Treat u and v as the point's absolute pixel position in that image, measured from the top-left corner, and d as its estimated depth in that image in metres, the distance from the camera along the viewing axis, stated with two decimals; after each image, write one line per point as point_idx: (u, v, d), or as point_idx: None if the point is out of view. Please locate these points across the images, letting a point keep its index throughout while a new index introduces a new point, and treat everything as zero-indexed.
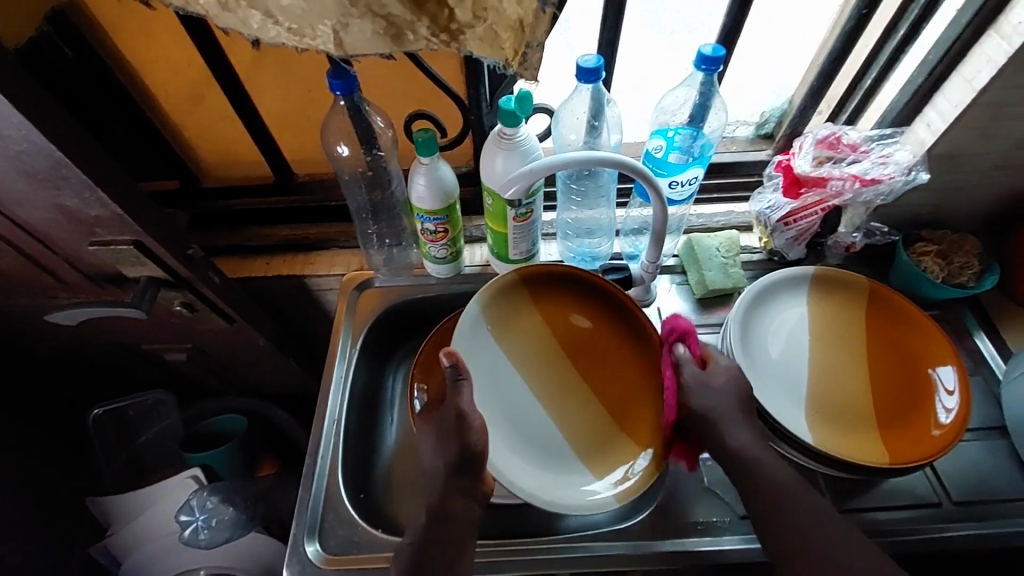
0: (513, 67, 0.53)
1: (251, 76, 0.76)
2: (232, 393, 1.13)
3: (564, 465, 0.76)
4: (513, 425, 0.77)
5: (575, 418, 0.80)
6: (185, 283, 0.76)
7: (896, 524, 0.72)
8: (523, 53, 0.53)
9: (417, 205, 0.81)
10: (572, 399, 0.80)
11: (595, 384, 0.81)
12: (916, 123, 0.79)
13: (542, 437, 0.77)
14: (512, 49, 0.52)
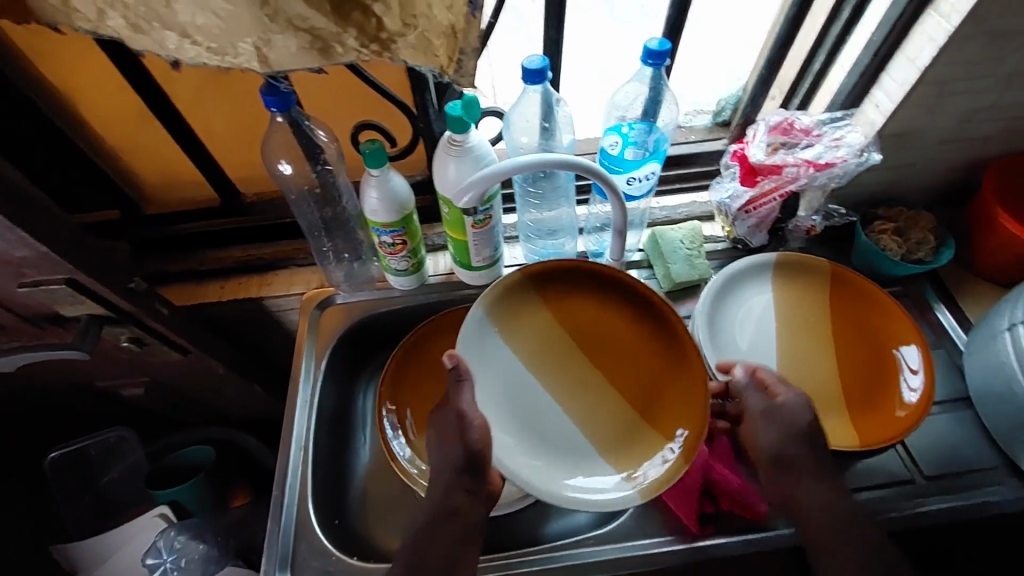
0: (449, 76, 0.51)
1: (182, 95, 0.72)
2: (198, 423, 1.09)
3: (583, 464, 0.70)
4: (529, 420, 0.71)
5: (600, 416, 0.74)
6: (130, 318, 0.72)
7: (872, 503, 0.73)
8: (459, 60, 0.50)
9: (372, 218, 0.78)
10: (597, 394, 0.74)
11: (624, 382, 0.75)
12: (865, 104, 0.79)
13: (560, 434, 0.72)
14: (446, 56, 0.49)
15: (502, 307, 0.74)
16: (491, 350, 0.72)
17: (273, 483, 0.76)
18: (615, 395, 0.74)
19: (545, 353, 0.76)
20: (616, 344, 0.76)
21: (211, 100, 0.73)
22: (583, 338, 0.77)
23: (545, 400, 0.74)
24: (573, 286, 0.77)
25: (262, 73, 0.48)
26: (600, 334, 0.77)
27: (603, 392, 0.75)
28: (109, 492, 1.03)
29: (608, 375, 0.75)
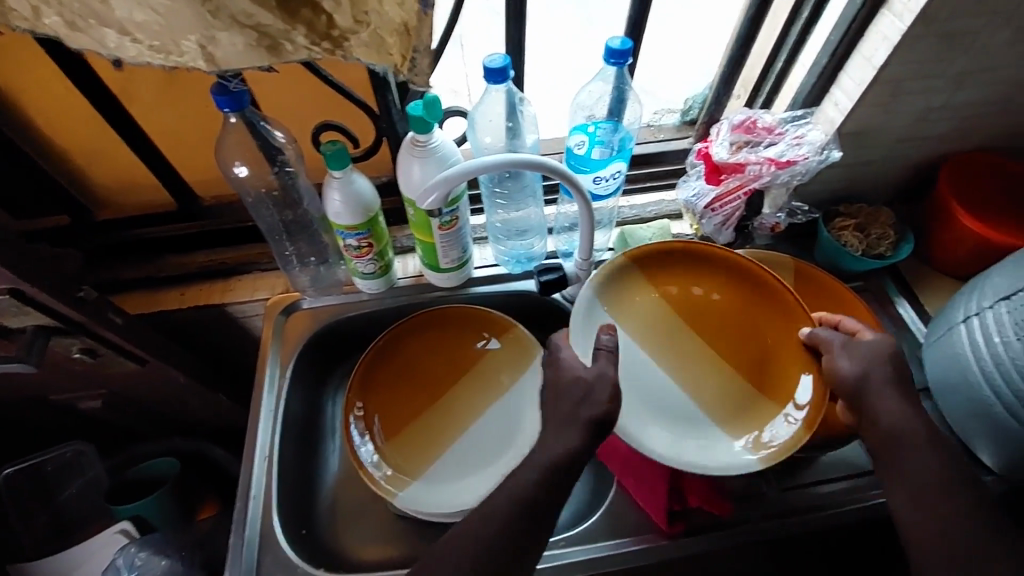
0: (403, 74, 0.50)
1: (130, 94, 0.69)
2: (162, 434, 1.06)
3: (698, 433, 0.70)
4: (640, 395, 0.72)
5: (708, 385, 0.74)
6: (80, 328, 0.69)
7: (837, 495, 0.74)
8: (412, 58, 0.49)
9: (335, 221, 0.77)
10: (708, 368, 0.74)
11: (733, 356, 0.74)
12: (825, 103, 0.81)
13: (683, 407, 0.72)
14: (400, 54, 0.48)
15: (610, 288, 0.76)
16: (603, 328, 0.74)
17: (236, 495, 0.74)
18: (729, 369, 0.74)
19: (654, 332, 0.76)
20: (722, 318, 0.76)
21: (161, 100, 0.70)
22: (691, 315, 0.77)
23: (660, 375, 0.74)
24: (670, 261, 0.78)
25: (209, 72, 0.46)
26: (707, 312, 0.77)
27: (716, 366, 0.74)
28: (67, 509, 0.99)
29: (722, 349, 0.75)
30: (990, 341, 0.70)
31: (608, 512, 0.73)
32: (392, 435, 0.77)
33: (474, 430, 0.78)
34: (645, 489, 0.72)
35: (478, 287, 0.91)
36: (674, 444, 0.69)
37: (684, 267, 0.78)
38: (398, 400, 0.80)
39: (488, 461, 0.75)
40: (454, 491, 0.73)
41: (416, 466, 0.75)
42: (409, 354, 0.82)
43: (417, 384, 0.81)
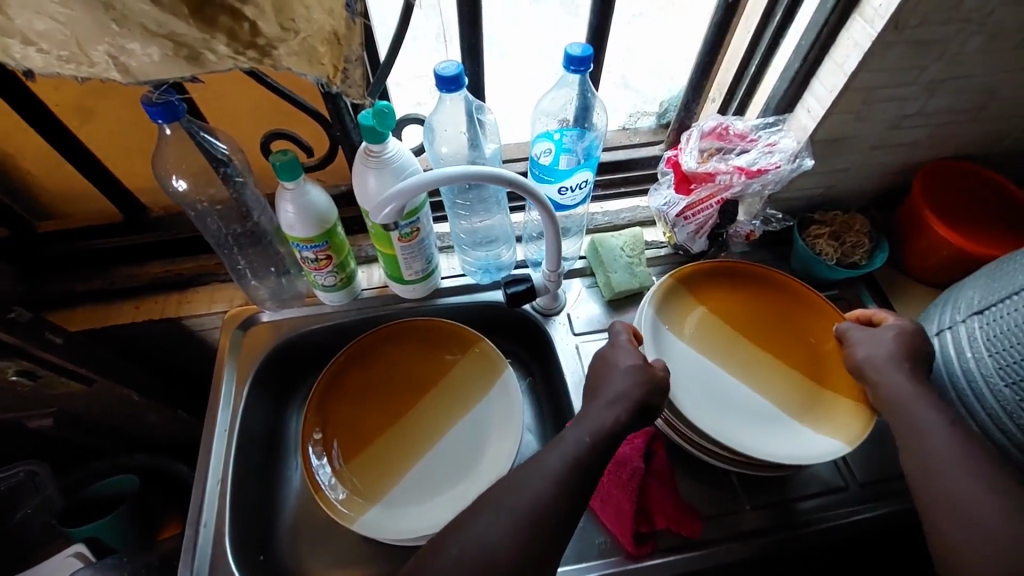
0: (336, 86, 0.47)
1: (61, 102, 0.65)
2: (123, 450, 1.02)
3: (780, 431, 0.71)
4: (709, 397, 0.73)
5: (772, 388, 0.74)
6: (15, 351, 0.65)
7: (810, 513, 0.72)
8: (345, 69, 0.47)
9: (289, 233, 0.73)
10: (765, 373, 0.76)
11: (780, 361, 0.77)
12: (798, 110, 0.79)
13: (751, 406, 0.73)
14: (332, 65, 0.46)
15: (663, 304, 0.79)
16: (666, 343, 0.76)
17: (186, 521, 0.71)
18: (785, 372, 0.76)
19: (711, 339, 0.78)
20: (769, 320, 0.79)
21: (99, 107, 0.66)
22: (742, 320, 0.79)
23: (726, 379, 0.75)
24: (710, 278, 0.82)
25: (125, 84, 0.42)
26: (754, 316, 0.80)
27: (777, 366, 0.76)
28: None
29: (777, 350, 0.77)
30: (961, 355, 0.67)
31: (574, 534, 0.70)
32: (354, 457, 0.74)
33: (441, 449, 0.75)
34: (613, 512, 0.69)
35: (445, 297, 0.88)
36: (759, 438, 0.70)
37: (724, 278, 0.82)
38: (367, 419, 0.77)
39: (447, 486, 0.72)
40: (417, 513, 0.70)
41: (374, 488, 0.72)
42: (378, 370, 0.80)
43: (385, 402, 0.78)
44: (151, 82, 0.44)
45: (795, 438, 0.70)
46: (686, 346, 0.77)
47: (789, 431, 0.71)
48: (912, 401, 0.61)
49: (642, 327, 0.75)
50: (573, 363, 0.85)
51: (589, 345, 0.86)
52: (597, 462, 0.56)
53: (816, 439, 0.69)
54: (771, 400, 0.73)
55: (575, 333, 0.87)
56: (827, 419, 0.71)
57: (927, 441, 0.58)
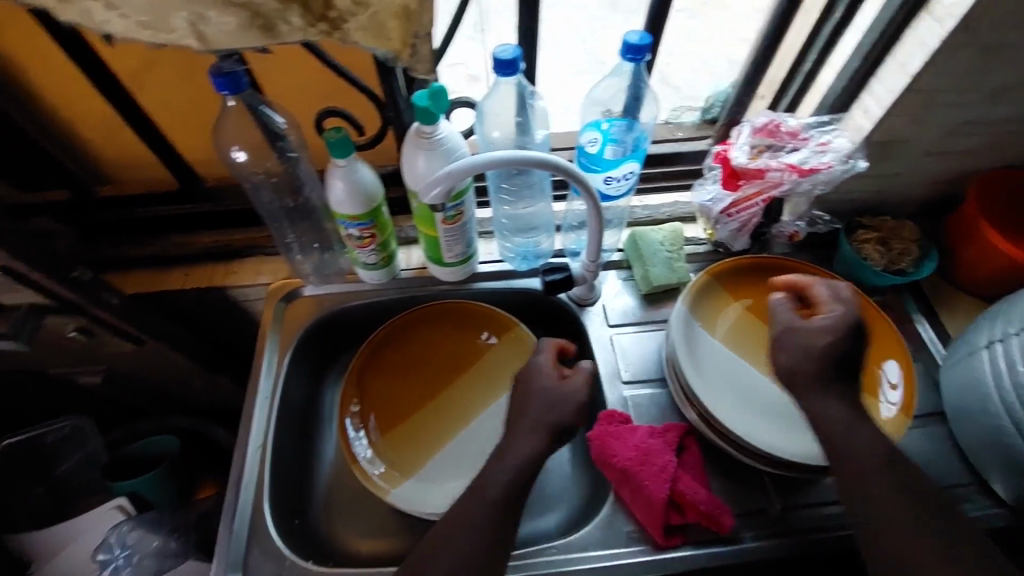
0: (404, 61, 0.48)
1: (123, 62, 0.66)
2: (165, 412, 1.06)
3: (811, 432, 0.70)
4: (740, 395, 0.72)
5: None
6: (77, 308, 0.68)
7: (841, 518, 0.71)
8: (413, 45, 0.47)
9: (337, 210, 0.75)
10: None
11: None
12: (854, 110, 0.77)
13: (784, 406, 0.72)
14: (400, 40, 0.46)
15: (698, 301, 0.78)
16: (698, 342, 0.75)
17: (228, 483, 0.73)
18: None
19: (745, 338, 0.76)
20: None
21: (167, 76, 0.68)
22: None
23: (756, 378, 0.73)
24: (746, 276, 0.80)
25: (200, 52, 0.44)
26: None
27: None
28: (66, 482, 1.00)
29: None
30: (1014, 369, 0.67)
31: (603, 520, 0.72)
32: (389, 433, 0.76)
33: (471, 430, 0.77)
34: (643, 504, 0.69)
35: (482, 282, 0.89)
36: (790, 439, 0.69)
37: (763, 276, 0.80)
38: (403, 399, 0.79)
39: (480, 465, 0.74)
40: (445, 491, 0.72)
41: (407, 464, 0.74)
42: (413, 352, 0.82)
43: (417, 381, 0.80)
44: (221, 51, 0.46)
45: (826, 441, 0.69)
46: (718, 344, 0.76)
47: (818, 434, 0.69)
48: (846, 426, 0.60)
49: (672, 325, 0.74)
50: (605, 353, 0.85)
51: (623, 337, 0.86)
52: None
53: (848, 442, 0.68)
54: None
55: (609, 325, 0.87)
56: (858, 422, 0.69)
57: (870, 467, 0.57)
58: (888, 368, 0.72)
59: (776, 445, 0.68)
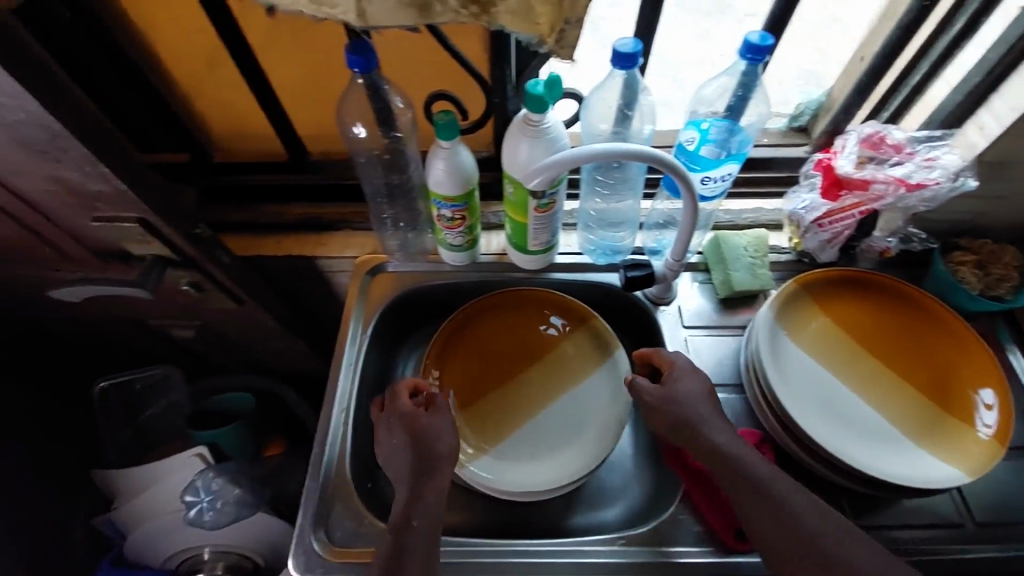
0: (548, 45, 0.49)
1: (258, 35, 0.70)
2: (242, 370, 1.12)
3: (899, 451, 0.68)
4: (825, 407, 0.71)
5: (895, 405, 0.72)
6: (193, 263, 0.73)
7: (914, 542, 0.69)
8: (561, 29, 0.48)
9: (434, 189, 0.76)
10: (887, 389, 0.73)
11: (905, 379, 0.73)
12: (967, 126, 0.75)
13: (870, 422, 0.71)
14: (549, 25, 0.47)
15: (784, 308, 0.77)
16: (782, 349, 0.74)
17: (315, 441, 0.78)
18: (909, 391, 0.72)
19: (831, 349, 0.75)
20: (897, 336, 0.76)
21: (292, 52, 0.72)
22: (866, 334, 0.76)
23: (841, 391, 0.73)
24: (834, 287, 0.79)
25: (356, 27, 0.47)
26: (882, 330, 0.76)
27: (901, 384, 0.73)
28: (150, 427, 1.07)
29: (904, 369, 0.74)
30: None
31: (670, 518, 0.73)
32: (466, 409, 0.78)
33: (544, 416, 0.79)
34: (715, 504, 0.71)
35: (558, 273, 0.90)
36: (877, 456, 0.68)
37: (852, 288, 0.79)
38: (479, 378, 0.81)
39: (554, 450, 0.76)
40: (519, 471, 0.74)
41: (483, 441, 0.76)
42: (489, 334, 0.84)
43: (493, 363, 0.82)
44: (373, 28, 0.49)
45: (914, 460, 0.68)
46: (803, 353, 0.75)
47: (906, 453, 0.68)
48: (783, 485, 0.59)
49: (758, 330, 0.74)
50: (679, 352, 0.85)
51: (698, 339, 0.85)
52: None
53: (937, 463, 0.67)
54: (890, 417, 0.71)
55: (683, 326, 0.86)
56: (948, 445, 0.68)
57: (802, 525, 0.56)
58: (983, 392, 0.70)
59: (862, 460, 0.67)
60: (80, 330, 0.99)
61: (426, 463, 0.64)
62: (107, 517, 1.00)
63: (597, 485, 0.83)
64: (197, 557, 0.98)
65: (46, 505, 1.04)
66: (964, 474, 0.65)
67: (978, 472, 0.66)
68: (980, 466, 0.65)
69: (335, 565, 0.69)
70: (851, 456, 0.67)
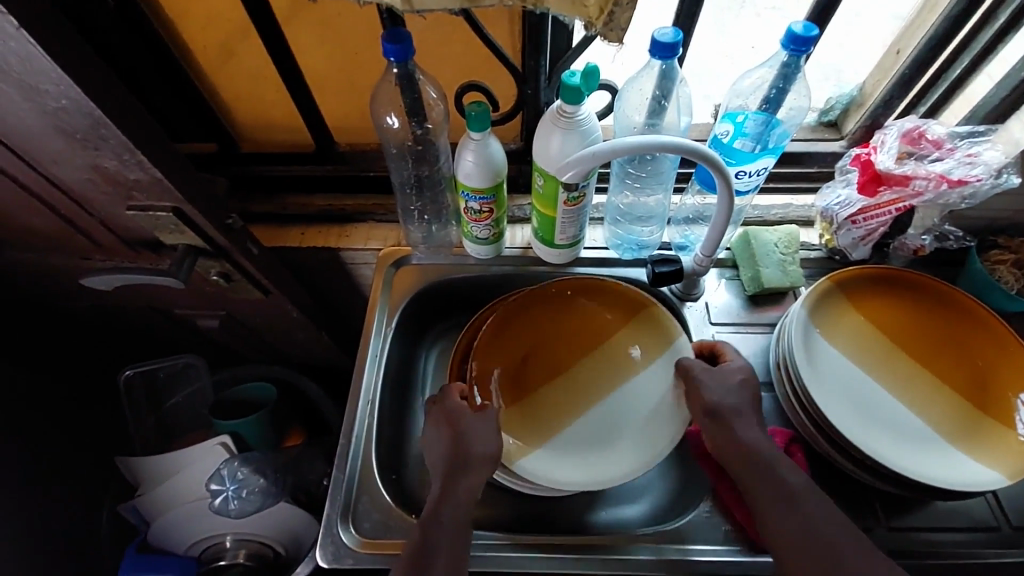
0: (596, 28, 0.48)
1: (291, 24, 0.69)
2: (263, 361, 1.12)
3: (935, 453, 0.67)
4: (859, 407, 0.70)
5: (931, 407, 0.70)
6: (223, 253, 0.73)
7: (950, 546, 0.68)
8: (610, 11, 0.47)
9: (462, 182, 0.75)
10: (922, 390, 0.71)
11: (941, 380, 0.72)
12: (1012, 121, 0.74)
13: (905, 423, 0.69)
14: (597, 7, 0.47)
15: (818, 306, 0.76)
16: (816, 348, 0.73)
17: (341, 432, 0.77)
18: (945, 392, 0.71)
19: (866, 349, 0.74)
20: (932, 335, 0.74)
21: (324, 42, 0.72)
22: (900, 334, 0.75)
23: (875, 391, 0.71)
24: (868, 286, 0.77)
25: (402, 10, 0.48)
26: (917, 329, 0.75)
27: (936, 385, 0.72)
28: (173, 415, 1.08)
29: (940, 370, 0.72)
30: None
31: (696, 517, 0.72)
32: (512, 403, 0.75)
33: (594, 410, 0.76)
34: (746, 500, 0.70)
35: (584, 267, 0.89)
36: (912, 457, 0.67)
37: (888, 288, 0.77)
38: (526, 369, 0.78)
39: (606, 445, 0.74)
40: (565, 468, 0.72)
41: (531, 435, 0.74)
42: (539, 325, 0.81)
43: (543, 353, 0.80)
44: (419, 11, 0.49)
45: (951, 463, 0.66)
46: (838, 352, 0.73)
47: (943, 455, 0.67)
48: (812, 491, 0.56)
49: (791, 326, 0.73)
50: None
51: (726, 336, 0.84)
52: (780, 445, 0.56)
53: (975, 465, 0.66)
54: (926, 418, 0.70)
55: (710, 323, 0.85)
56: (986, 447, 0.67)
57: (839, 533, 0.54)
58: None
59: (899, 462, 0.66)
60: (107, 319, 1.00)
61: (461, 452, 0.63)
62: (131, 504, 1.00)
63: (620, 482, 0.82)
64: (219, 545, 1.00)
65: (72, 491, 1.05)
66: (1005, 477, 0.64)
67: (1019, 475, 0.64)
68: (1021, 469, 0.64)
69: (363, 556, 0.70)
70: (886, 458, 0.66)
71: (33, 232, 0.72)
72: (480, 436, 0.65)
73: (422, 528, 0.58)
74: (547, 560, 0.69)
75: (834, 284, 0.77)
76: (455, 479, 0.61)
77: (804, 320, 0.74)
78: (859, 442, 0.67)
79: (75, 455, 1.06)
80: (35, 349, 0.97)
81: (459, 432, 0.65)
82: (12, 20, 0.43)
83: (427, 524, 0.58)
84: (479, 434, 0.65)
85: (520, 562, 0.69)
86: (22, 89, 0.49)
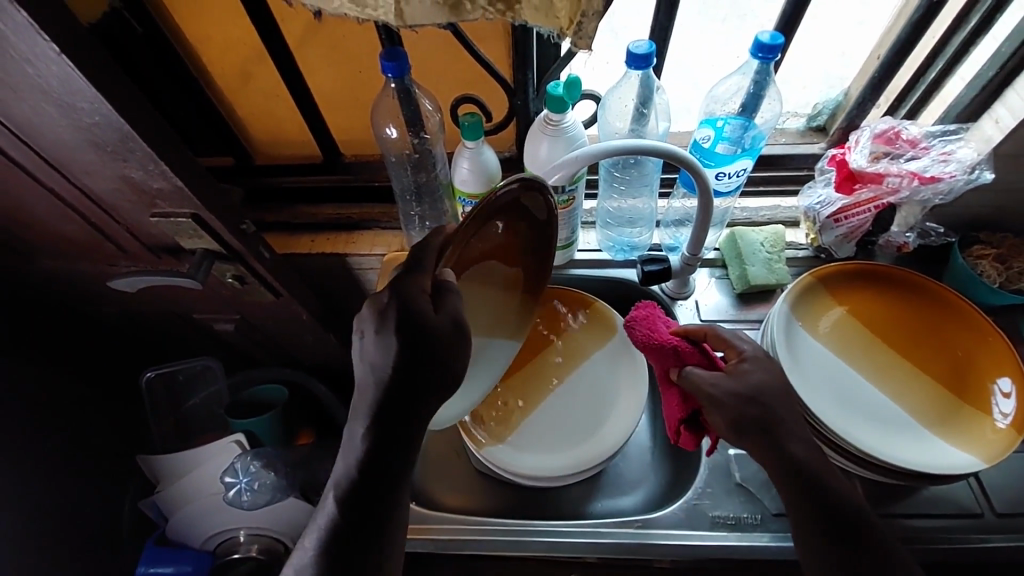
0: (568, 38, 0.50)
1: (299, 44, 0.75)
2: (276, 364, 1.17)
3: (914, 439, 0.69)
4: (838, 395, 0.72)
5: (911, 396, 0.73)
6: (238, 257, 0.78)
7: (932, 532, 0.69)
8: (579, 22, 0.49)
9: (459, 188, 0.80)
10: (902, 379, 0.74)
11: (921, 372, 0.74)
12: (983, 119, 0.76)
13: (885, 412, 0.72)
14: (567, 18, 0.48)
15: (800, 300, 0.79)
16: (797, 339, 0.76)
17: None
18: (924, 381, 0.73)
19: (847, 339, 0.77)
20: (911, 327, 0.77)
21: (331, 62, 0.78)
22: (882, 327, 0.77)
23: (856, 380, 0.74)
24: (849, 281, 0.80)
25: (394, 27, 0.48)
26: (897, 322, 0.77)
27: (915, 373, 0.74)
28: (191, 415, 1.14)
29: (919, 360, 0.75)
30: None
31: (687, 502, 0.74)
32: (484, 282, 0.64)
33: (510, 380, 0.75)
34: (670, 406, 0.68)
35: (579, 269, 0.93)
36: (890, 444, 0.69)
37: (873, 283, 0.80)
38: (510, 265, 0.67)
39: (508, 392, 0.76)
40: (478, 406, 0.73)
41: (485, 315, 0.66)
42: (547, 249, 0.69)
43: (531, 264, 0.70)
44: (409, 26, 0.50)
45: (928, 449, 0.68)
46: (818, 346, 0.76)
47: (922, 443, 0.69)
48: (799, 471, 0.58)
49: (773, 322, 0.75)
50: None
51: None
52: (765, 432, 0.59)
53: (952, 451, 0.68)
54: (906, 406, 0.72)
55: (700, 319, 0.88)
56: (963, 433, 0.69)
57: (817, 513, 0.57)
58: (1001, 380, 0.71)
59: (877, 447, 0.68)
60: (131, 323, 1.06)
61: (421, 388, 0.52)
62: (150, 500, 1.05)
63: (615, 473, 0.85)
64: (233, 539, 1.05)
65: (95, 488, 1.11)
66: (981, 462, 0.66)
67: (996, 460, 0.66)
68: (997, 453, 0.66)
69: None
70: (865, 444, 0.68)
71: (64, 239, 0.78)
72: (445, 368, 0.53)
73: (354, 493, 0.52)
74: (545, 544, 0.72)
75: (816, 281, 0.80)
76: (406, 423, 0.53)
77: (786, 314, 0.77)
78: (839, 429, 0.69)
79: (98, 453, 1.12)
80: (66, 351, 1.05)
81: (424, 359, 0.51)
82: (54, 47, 0.49)
83: (360, 481, 0.52)
84: (454, 360, 0.53)
85: (519, 545, 0.72)
86: (61, 107, 0.56)
